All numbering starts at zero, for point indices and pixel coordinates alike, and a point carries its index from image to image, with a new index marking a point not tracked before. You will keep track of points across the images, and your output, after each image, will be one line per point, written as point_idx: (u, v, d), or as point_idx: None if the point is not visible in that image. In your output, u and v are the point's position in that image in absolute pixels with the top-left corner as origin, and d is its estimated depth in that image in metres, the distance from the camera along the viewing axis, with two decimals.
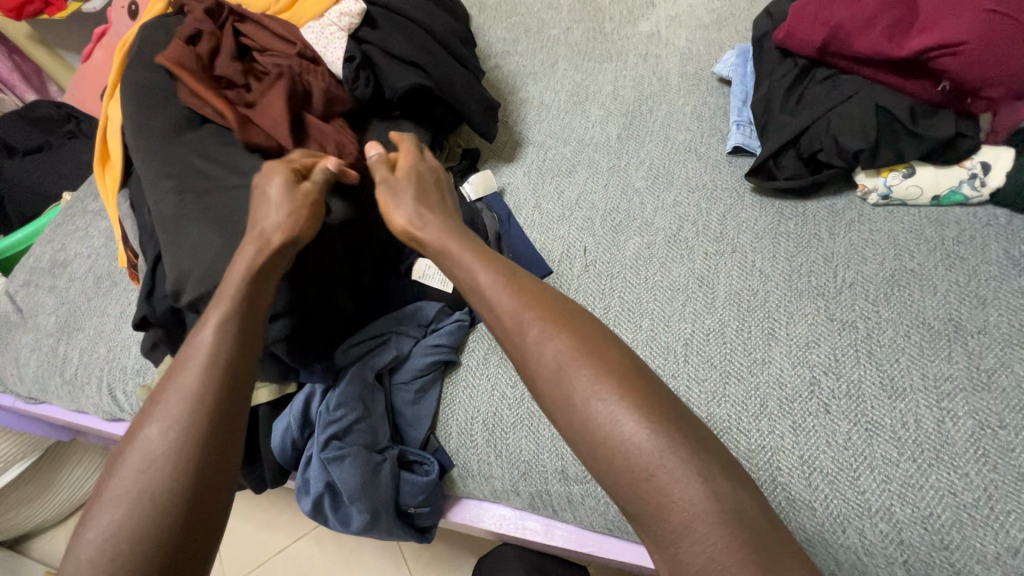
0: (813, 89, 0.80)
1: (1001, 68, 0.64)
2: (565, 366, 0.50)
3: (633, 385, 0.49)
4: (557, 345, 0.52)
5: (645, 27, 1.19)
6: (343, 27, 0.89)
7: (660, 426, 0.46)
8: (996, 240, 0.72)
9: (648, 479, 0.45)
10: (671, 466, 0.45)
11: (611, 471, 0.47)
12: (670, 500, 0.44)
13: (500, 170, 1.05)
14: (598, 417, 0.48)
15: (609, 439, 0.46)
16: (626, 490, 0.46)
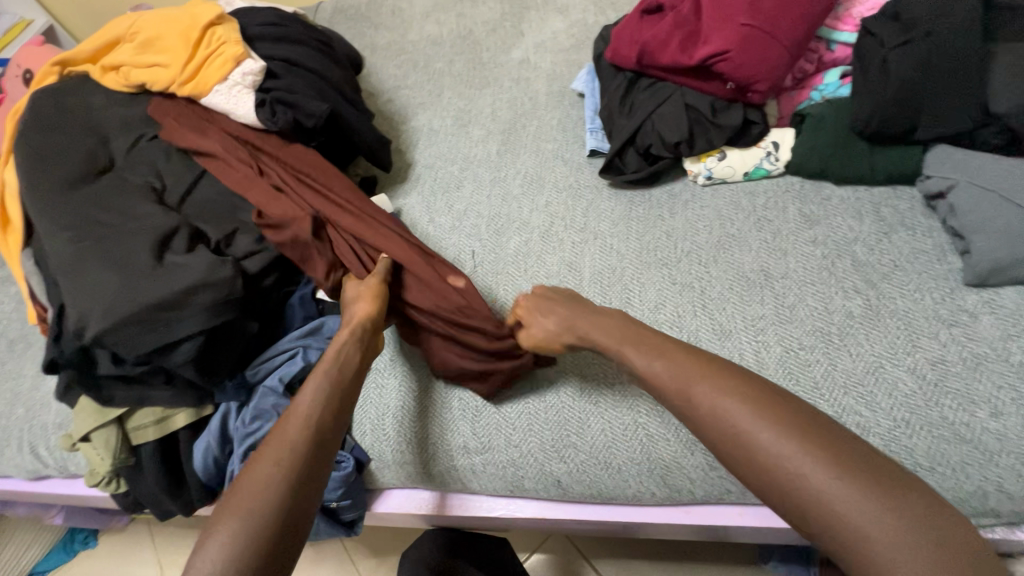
0: (639, 95, 0.96)
1: (758, 68, 0.81)
2: (738, 410, 0.56)
3: (799, 423, 0.54)
4: (730, 393, 0.57)
5: (516, 54, 1.34)
6: (249, 86, 0.94)
7: (833, 456, 0.51)
8: (793, 203, 0.88)
9: (808, 494, 0.50)
10: (835, 485, 0.49)
11: (780, 486, 0.51)
12: (837, 507, 0.48)
13: (397, 192, 1.16)
14: (778, 445, 0.52)
15: (786, 481, 0.51)
16: (787, 503, 0.51)
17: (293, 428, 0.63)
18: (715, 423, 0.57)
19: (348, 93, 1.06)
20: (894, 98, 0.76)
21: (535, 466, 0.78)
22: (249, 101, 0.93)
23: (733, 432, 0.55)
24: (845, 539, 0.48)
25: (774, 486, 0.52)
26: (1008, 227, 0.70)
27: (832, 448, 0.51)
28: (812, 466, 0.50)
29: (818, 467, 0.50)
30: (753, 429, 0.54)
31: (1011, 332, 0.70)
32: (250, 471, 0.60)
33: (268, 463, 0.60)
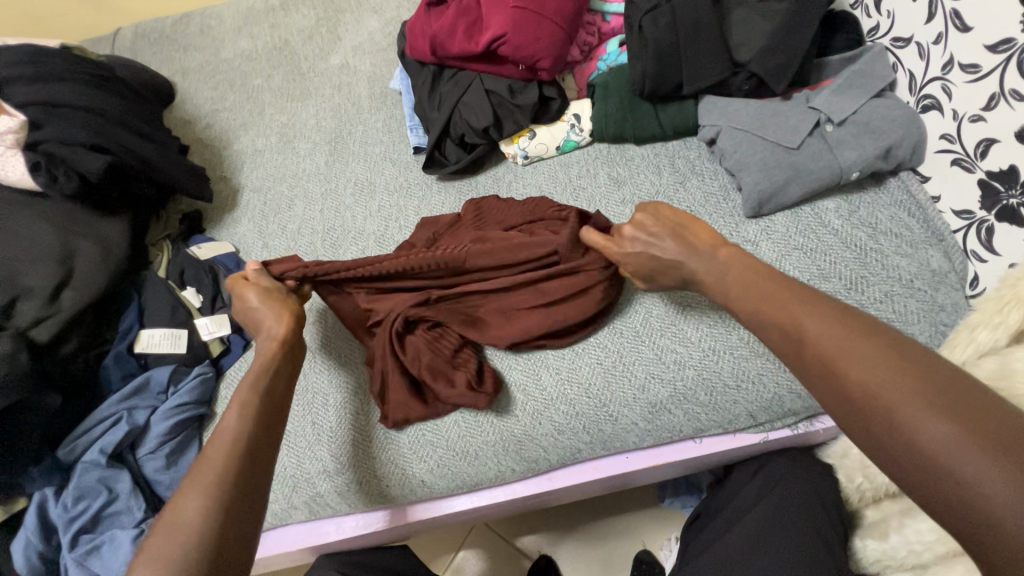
0: (444, 86, 0.97)
1: (535, 46, 0.85)
2: (872, 372, 0.44)
3: (935, 377, 0.42)
4: (858, 347, 0.46)
5: (335, 59, 1.29)
6: (14, 146, 0.85)
7: (971, 416, 0.39)
8: (602, 167, 0.93)
9: (905, 427, 0.41)
10: (975, 451, 0.37)
11: (914, 461, 0.40)
12: (974, 499, 0.36)
13: (224, 222, 1.09)
14: (915, 415, 0.40)
15: (900, 431, 0.41)
16: (905, 461, 0.40)
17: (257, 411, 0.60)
18: (836, 376, 0.46)
19: (138, 126, 0.97)
20: (658, 60, 0.83)
21: (397, 473, 0.78)
22: (19, 163, 0.84)
23: (853, 385, 0.44)
24: (960, 505, 0.37)
25: (910, 465, 0.40)
26: (765, 160, 0.79)
27: (979, 417, 0.39)
28: (940, 427, 0.39)
29: (966, 439, 0.38)
30: (883, 389, 0.42)
31: (784, 253, 0.78)
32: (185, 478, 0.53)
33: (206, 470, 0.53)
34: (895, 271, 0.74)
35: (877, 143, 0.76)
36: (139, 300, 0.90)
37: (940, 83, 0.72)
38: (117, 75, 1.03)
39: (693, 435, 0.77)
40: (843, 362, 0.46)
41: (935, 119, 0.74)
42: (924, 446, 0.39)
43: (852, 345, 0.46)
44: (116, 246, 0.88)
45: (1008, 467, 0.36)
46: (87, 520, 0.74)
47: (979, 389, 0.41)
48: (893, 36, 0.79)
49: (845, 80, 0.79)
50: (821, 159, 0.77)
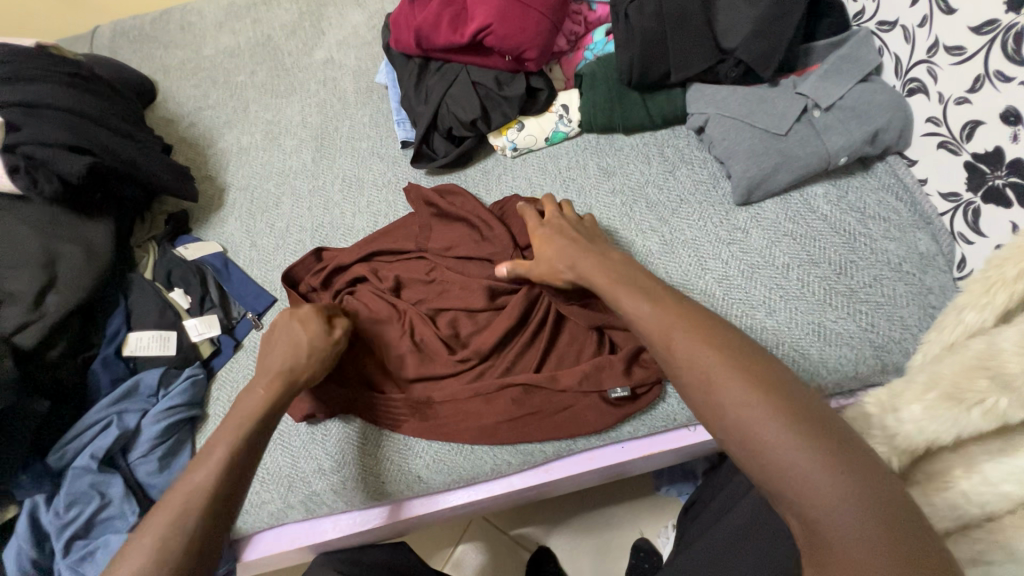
0: (431, 79, 0.96)
1: (521, 36, 0.85)
2: (724, 381, 0.49)
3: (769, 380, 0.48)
4: (713, 356, 0.51)
5: (319, 54, 1.27)
6: None
7: (794, 412, 0.45)
8: (592, 157, 0.92)
9: (740, 419, 0.47)
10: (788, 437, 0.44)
11: (759, 464, 0.44)
12: (799, 488, 0.42)
13: (211, 221, 1.07)
14: (762, 415, 0.46)
15: (734, 420, 0.47)
16: (741, 450, 0.46)
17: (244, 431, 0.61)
18: (704, 390, 0.50)
19: (118, 126, 0.96)
20: (644, 49, 0.82)
21: (394, 468, 0.77)
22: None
23: (708, 393, 0.50)
24: (780, 482, 0.43)
25: (746, 453, 0.46)
26: (754, 147, 0.79)
27: (799, 414, 0.45)
28: (762, 415, 0.46)
29: (792, 436, 0.44)
30: (733, 395, 0.48)
31: (774, 239, 0.79)
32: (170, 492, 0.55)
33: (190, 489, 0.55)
34: (884, 255, 0.75)
35: (865, 128, 0.76)
36: (126, 301, 0.89)
37: (926, 67, 0.72)
38: (95, 74, 1.01)
39: (687, 423, 0.77)
40: (702, 373, 0.51)
41: (922, 102, 0.74)
42: (764, 446, 0.44)
43: (708, 356, 0.51)
44: (100, 249, 0.87)
45: (821, 457, 0.42)
46: (80, 526, 0.72)
47: (811, 399, 0.47)
48: (879, 20, 0.79)
49: (832, 65, 0.79)
50: (809, 145, 0.77)
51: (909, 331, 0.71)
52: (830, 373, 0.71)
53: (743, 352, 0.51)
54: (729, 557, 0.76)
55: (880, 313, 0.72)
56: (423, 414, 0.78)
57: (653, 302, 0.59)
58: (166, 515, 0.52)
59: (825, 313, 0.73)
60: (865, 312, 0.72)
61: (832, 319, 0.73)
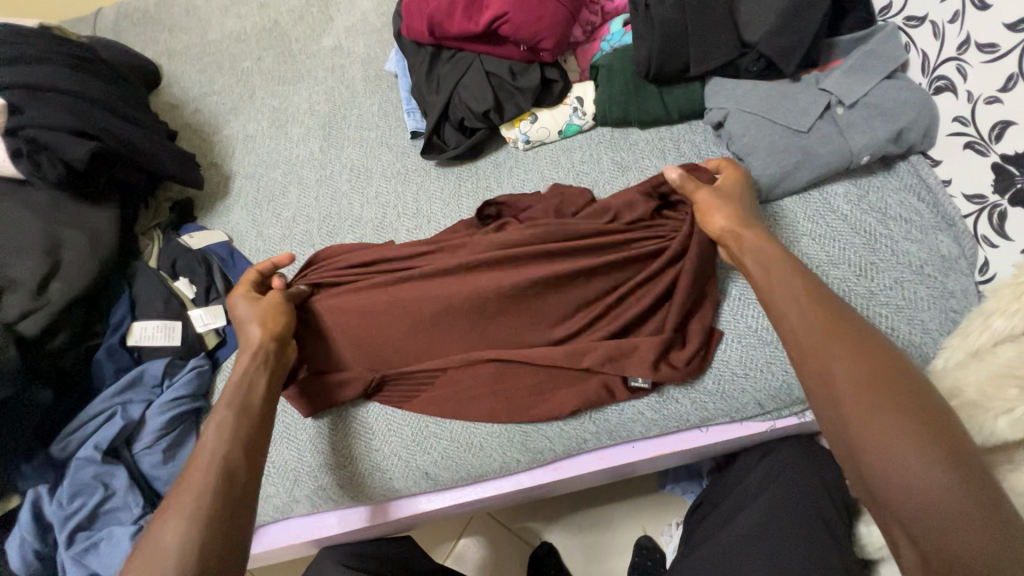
0: (443, 68, 0.93)
1: (537, 26, 0.83)
2: (864, 391, 0.48)
3: (915, 399, 0.47)
4: (853, 364, 0.50)
5: (327, 41, 1.24)
6: None
7: (933, 434, 0.44)
8: (605, 151, 0.91)
9: (868, 428, 0.46)
10: (924, 454, 0.43)
11: (872, 469, 0.45)
12: (921, 507, 0.42)
13: (216, 209, 1.05)
14: (898, 430, 0.45)
15: (866, 425, 0.47)
16: (859, 460, 0.46)
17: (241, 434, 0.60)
18: (831, 396, 0.50)
19: (123, 111, 0.94)
20: (664, 41, 0.80)
21: (401, 464, 0.76)
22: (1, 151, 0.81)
23: (841, 396, 0.49)
24: (895, 495, 0.44)
25: (861, 460, 0.46)
26: (774, 144, 0.77)
27: (941, 438, 0.44)
28: (899, 432, 0.45)
29: (933, 457, 0.43)
30: (871, 406, 0.47)
31: (794, 238, 0.77)
32: (180, 485, 0.54)
33: (181, 500, 0.53)
34: (905, 257, 0.73)
35: (889, 126, 0.74)
36: (131, 289, 0.88)
37: (955, 65, 0.70)
38: (99, 56, 0.98)
39: (699, 424, 0.76)
40: (839, 374, 0.50)
41: (949, 100, 0.72)
42: (894, 455, 0.44)
43: (849, 362, 0.50)
44: (104, 237, 0.85)
45: (954, 480, 0.42)
46: (83, 517, 0.72)
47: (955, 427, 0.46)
48: (907, 15, 0.77)
49: (857, 61, 0.77)
50: (830, 143, 0.76)
51: (930, 335, 0.70)
52: None
53: (888, 365, 0.50)
54: (739, 558, 0.75)
55: (900, 317, 0.70)
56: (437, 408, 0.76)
57: (807, 302, 0.56)
58: (162, 530, 0.50)
59: None
60: (885, 315, 0.71)
61: None
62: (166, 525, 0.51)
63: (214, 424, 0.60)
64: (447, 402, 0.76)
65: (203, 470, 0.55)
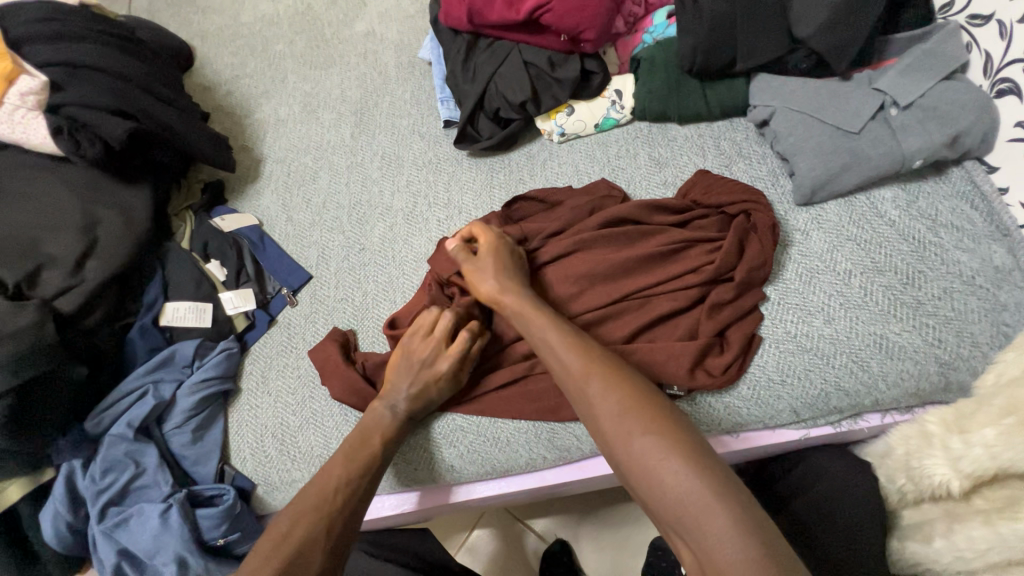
0: (479, 57, 0.92)
1: (580, 15, 0.81)
2: (625, 411, 0.55)
3: (677, 433, 0.53)
4: (621, 401, 0.56)
5: (361, 26, 1.23)
6: (35, 108, 0.81)
7: (696, 459, 0.51)
8: (643, 146, 0.89)
9: (656, 467, 0.51)
10: (693, 478, 0.49)
11: (664, 504, 0.49)
12: (692, 517, 0.48)
13: (247, 192, 1.06)
14: (654, 443, 0.52)
15: (653, 467, 0.51)
16: (654, 494, 0.50)
17: (339, 474, 0.64)
18: (622, 441, 0.54)
19: (159, 91, 0.94)
20: (711, 34, 0.78)
21: (427, 456, 0.76)
22: (42, 128, 0.81)
23: (614, 413, 0.56)
24: (687, 525, 0.48)
25: (654, 495, 0.50)
26: (822, 144, 0.75)
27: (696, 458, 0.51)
28: (677, 467, 0.50)
29: (686, 468, 0.50)
30: (645, 444, 0.53)
31: (836, 243, 0.75)
32: (309, 489, 0.62)
33: (279, 543, 0.57)
34: (955, 267, 0.70)
35: (946, 130, 0.71)
36: (163, 270, 0.88)
37: (1022, 66, 0.67)
38: (136, 36, 0.98)
39: (732, 431, 0.73)
40: (598, 404, 0.57)
41: (1012, 104, 0.69)
42: (658, 475, 0.50)
43: (603, 388, 0.58)
44: (139, 217, 0.86)
45: (714, 500, 0.47)
46: (114, 493, 0.73)
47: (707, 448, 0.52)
48: (970, 13, 0.73)
49: (914, 60, 0.74)
50: (882, 145, 0.73)
51: (980, 349, 0.67)
52: (889, 388, 0.69)
53: (650, 401, 0.56)
54: None
55: (948, 328, 0.68)
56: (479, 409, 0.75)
57: (566, 343, 0.63)
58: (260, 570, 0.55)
59: (887, 324, 0.69)
60: (933, 326, 0.68)
61: (895, 331, 0.69)
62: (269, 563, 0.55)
63: (352, 439, 0.68)
64: (492, 400, 0.75)
65: (333, 483, 0.63)
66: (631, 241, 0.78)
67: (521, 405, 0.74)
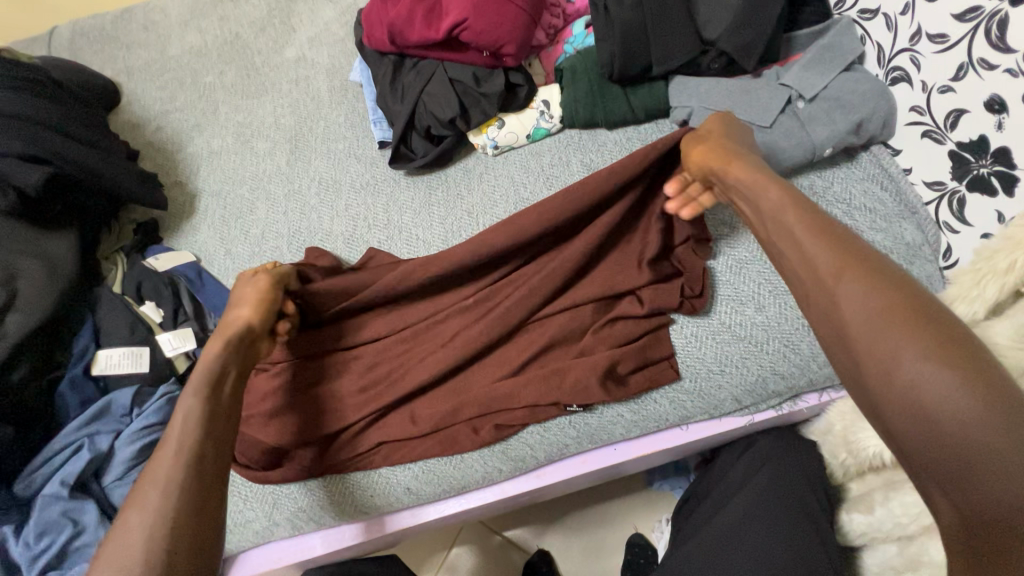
0: (407, 78, 0.92)
1: (498, 31, 0.83)
2: (881, 306, 0.44)
3: (949, 334, 0.41)
4: (873, 294, 0.45)
5: (291, 53, 1.22)
6: None
7: (972, 366, 0.39)
8: (574, 154, 0.90)
9: (908, 372, 0.41)
10: (957, 389, 0.39)
11: (912, 413, 0.40)
12: (952, 429, 0.38)
13: (184, 228, 1.03)
14: (979, 421, 0.38)
15: (901, 369, 0.41)
16: (892, 402, 0.42)
17: (161, 464, 0.50)
18: (861, 338, 0.44)
19: (77, 133, 0.91)
20: (625, 42, 0.80)
21: (382, 482, 0.75)
22: None
23: (884, 353, 0.42)
24: (933, 436, 0.39)
25: (898, 404, 0.41)
26: None
27: (978, 368, 0.40)
28: (939, 375, 0.40)
29: (956, 377, 0.39)
30: (903, 346, 0.42)
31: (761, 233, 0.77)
32: (144, 484, 0.49)
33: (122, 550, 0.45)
34: (871, 246, 0.74)
35: (848, 118, 0.75)
36: (94, 317, 0.85)
37: (909, 55, 0.72)
38: (51, 77, 0.95)
39: (679, 423, 0.76)
40: (844, 292, 0.46)
41: (905, 91, 0.73)
42: (907, 380, 0.41)
43: (903, 327, 0.42)
44: (63, 266, 0.83)
45: (990, 414, 0.38)
46: (51, 557, 0.69)
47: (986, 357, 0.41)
48: (861, 9, 0.78)
49: (814, 54, 0.78)
50: (794, 136, 0.76)
51: None
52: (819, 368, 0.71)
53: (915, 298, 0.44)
54: (725, 555, 0.73)
55: None
56: (422, 444, 0.75)
57: (831, 253, 0.49)
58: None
59: None
60: None
61: None
62: (134, 512, 0.47)
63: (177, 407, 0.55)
64: (432, 438, 0.75)
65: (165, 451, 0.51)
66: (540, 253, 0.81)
67: (452, 432, 0.74)
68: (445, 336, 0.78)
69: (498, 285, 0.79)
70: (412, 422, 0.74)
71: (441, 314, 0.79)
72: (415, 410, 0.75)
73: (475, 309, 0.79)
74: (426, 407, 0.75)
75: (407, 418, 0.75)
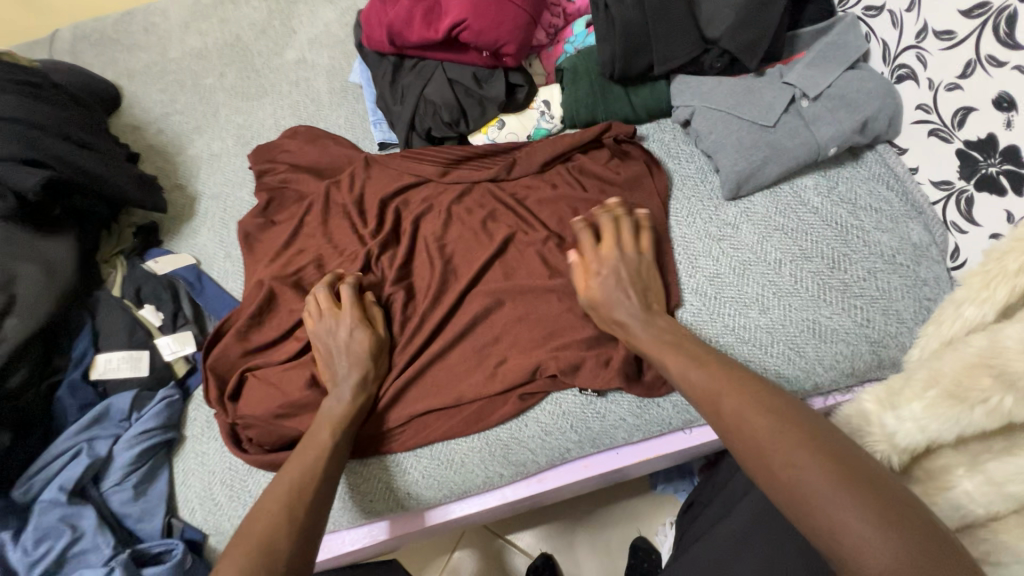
0: (407, 78, 0.91)
1: (498, 31, 0.82)
2: (758, 415, 0.51)
3: (813, 435, 0.48)
4: (751, 407, 0.52)
5: (291, 55, 1.22)
6: None
7: (835, 459, 0.46)
8: None
9: (788, 470, 0.46)
10: (827, 479, 0.44)
11: (799, 510, 0.45)
12: (831, 520, 0.43)
13: (183, 231, 1.03)
14: (848, 509, 0.42)
15: (782, 470, 0.47)
16: (783, 498, 0.46)
17: (290, 477, 0.61)
18: (747, 443, 0.50)
19: (78, 137, 0.91)
20: (626, 41, 0.79)
21: (382, 486, 0.74)
22: None
23: (768, 456, 0.48)
24: (822, 525, 0.43)
25: (788, 501, 0.46)
26: (741, 140, 0.77)
27: (839, 460, 0.46)
28: (813, 470, 0.45)
29: (819, 469, 0.45)
30: (782, 449, 0.48)
31: (764, 234, 0.76)
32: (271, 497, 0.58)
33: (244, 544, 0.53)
34: (876, 247, 0.73)
35: (854, 117, 0.74)
36: (92, 322, 0.84)
37: (915, 52, 0.70)
38: (52, 81, 0.95)
39: (682, 426, 0.75)
40: (730, 407, 0.54)
41: (911, 89, 0.72)
42: (788, 475, 0.46)
43: (779, 437, 0.49)
44: (63, 271, 0.82)
45: (857, 501, 0.42)
46: (50, 563, 0.68)
47: (851, 452, 0.47)
48: (865, 6, 0.77)
49: (819, 52, 0.77)
50: (798, 136, 0.75)
51: (905, 325, 0.70)
52: (826, 370, 0.70)
53: (787, 409, 0.51)
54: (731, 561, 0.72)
55: (875, 307, 0.70)
56: (426, 447, 0.75)
57: (703, 365, 0.59)
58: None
59: (819, 309, 0.71)
60: (860, 307, 0.71)
61: (826, 315, 0.71)
62: (261, 517, 0.56)
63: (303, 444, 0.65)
64: (435, 441, 0.74)
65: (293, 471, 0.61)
66: (541, 241, 0.81)
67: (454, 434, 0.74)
68: (446, 340, 0.77)
69: (499, 288, 0.79)
70: (414, 426, 0.75)
71: (442, 317, 0.78)
72: (416, 415, 0.74)
73: (476, 312, 0.78)
74: (427, 411, 0.74)
75: (409, 422, 0.75)
